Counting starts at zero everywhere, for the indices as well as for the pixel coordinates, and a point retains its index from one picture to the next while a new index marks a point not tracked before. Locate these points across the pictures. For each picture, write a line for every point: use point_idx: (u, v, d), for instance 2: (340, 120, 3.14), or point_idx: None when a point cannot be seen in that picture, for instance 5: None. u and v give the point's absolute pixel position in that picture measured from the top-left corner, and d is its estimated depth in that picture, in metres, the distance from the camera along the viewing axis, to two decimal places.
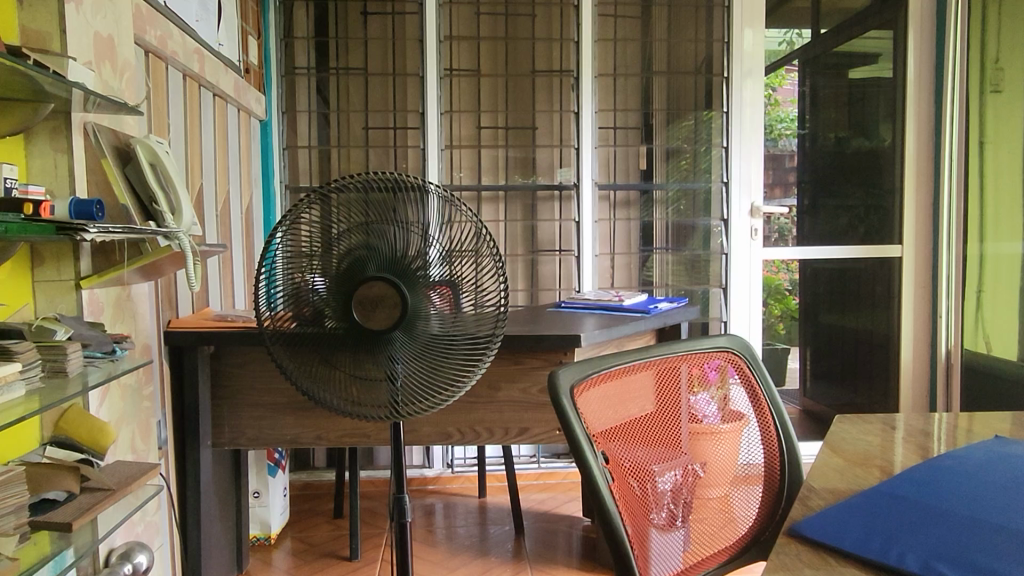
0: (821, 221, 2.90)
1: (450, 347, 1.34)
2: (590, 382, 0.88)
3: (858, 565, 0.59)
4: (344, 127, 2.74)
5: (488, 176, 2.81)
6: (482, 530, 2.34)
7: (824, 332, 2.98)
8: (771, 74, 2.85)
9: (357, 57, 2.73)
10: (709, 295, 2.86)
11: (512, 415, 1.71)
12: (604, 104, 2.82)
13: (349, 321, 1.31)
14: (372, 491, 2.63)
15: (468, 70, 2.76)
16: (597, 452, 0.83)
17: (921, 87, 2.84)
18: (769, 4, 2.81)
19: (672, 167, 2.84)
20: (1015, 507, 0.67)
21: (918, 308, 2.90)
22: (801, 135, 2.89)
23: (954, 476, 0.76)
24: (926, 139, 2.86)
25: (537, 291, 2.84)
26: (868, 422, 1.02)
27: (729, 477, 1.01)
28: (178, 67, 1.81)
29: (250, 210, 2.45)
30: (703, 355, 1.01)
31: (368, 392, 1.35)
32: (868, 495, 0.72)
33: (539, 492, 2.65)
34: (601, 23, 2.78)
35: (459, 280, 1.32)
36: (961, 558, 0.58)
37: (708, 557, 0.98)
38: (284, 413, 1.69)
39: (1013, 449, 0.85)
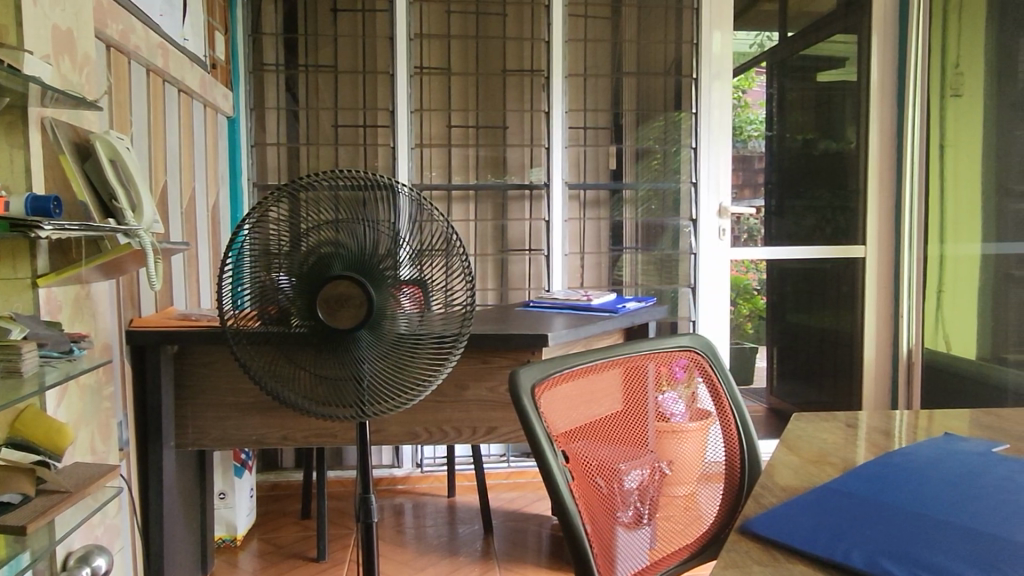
0: (787, 222, 2.94)
1: (416, 347, 1.34)
2: (553, 380, 0.88)
3: (806, 562, 0.60)
4: (314, 124, 2.72)
5: (458, 174, 2.81)
6: (451, 530, 2.33)
7: (790, 330, 3.03)
8: (741, 76, 2.88)
9: (327, 54, 2.71)
10: (678, 294, 2.87)
11: (480, 414, 1.71)
12: (575, 104, 2.83)
13: (317, 320, 1.30)
14: (340, 492, 2.61)
15: (438, 69, 2.75)
16: (557, 451, 0.83)
17: (884, 89, 2.90)
18: (738, 8, 2.85)
19: (642, 167, 2.86)
20: (962, 504, 0.68)
21: (880, 308, 2.96)
22: (768, 137, 2.93)
23: (903, 472, 0.77)
24: (889, 141, 2.92)
25: (506, 290, 2.85)
26: (827, 421, 1.04)
27: (695, 474, 1.02)
28: (141, 62, 1.78)
29: (216, 207, 2.41)
30: (666, 354, 1.02)
31: (334, 393, 1.34)
32: (819, 491, 0.73)
33: (508, 492, 2.65)
34: (571, 24, 2.79)
35: (428, 280, 1.32)
36: (905, 554, 0.59)
37: (673, 554, 0.99)
38: (250, 413, 1.67)
39: (961, 446, 0.86)
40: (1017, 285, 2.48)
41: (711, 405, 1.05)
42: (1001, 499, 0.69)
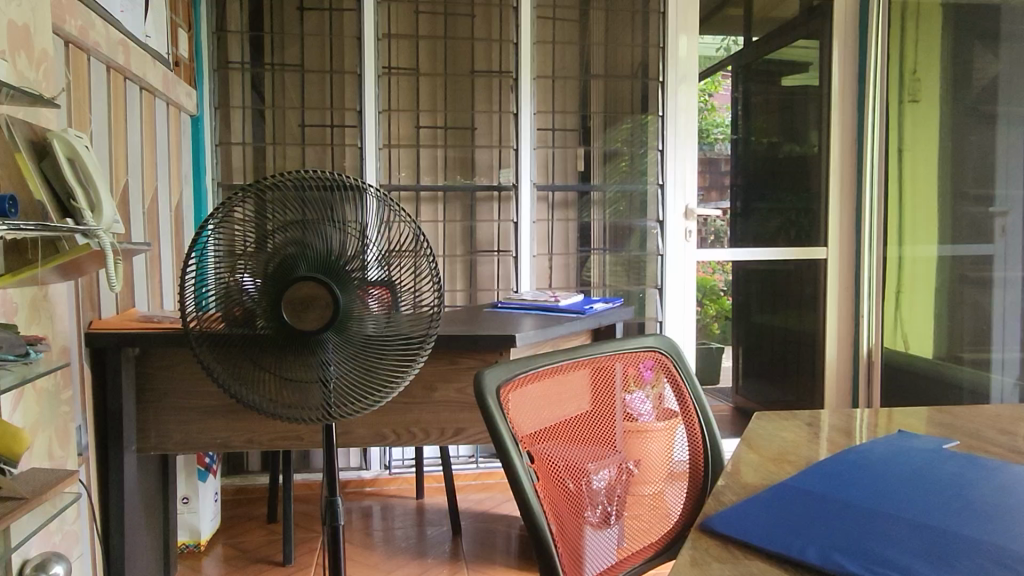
0: (752, 223, 2.98)
1: (384, 348, 1.33)
2: (518, 382, 0.88)
3: (764, 559, 0.61)
4: (280, 124, 2.69)
5: (427, 175, 2.80)
6: (420, 531, 2.32)
7: (755, 330, 3.08)
8: (707, 80, 2.92)
9: (293, 53, 2.68)
10: (646, 295, 2.90)
11: (447, 415, 1.71)
12: (543, 106, 2.84)
13: (283, 322, 1.28)
14: (307, 495, 2.59)
15: (406, 69, 2.74)
16: (522, 452, 0.83)
17: (845, 94, 2.96)
18: (704, 13, 2.89)
19: (610, 169, 2.88)
20: (914, 499, 0.70)
21: (842, 308, 3.02)
22: (733, 140, 2.98)
23: (859, 469, 0.79)
24: (849, 145, 2.98)
25: (475, 291, 2.85)
26: (787, 420, 1.06)
27: (662, 474, 1.03)
28: (101, 59, 1.74)
29: (180, 207, 2.37)
30: (630, 355, 1.03)
31: (300, 396, 1.33)
32: (777, 489, 0.74)
33: (477, 493, 2.65)
34: (539, 26, 2.81)
35: (396, 282, 1.31)
36: (857, 548, 0.60)
37: (641, 552, 1.00)
38: (214, 416, 1.65)
39: (914, 443, 0.89)
40: (972, 286, 2.56)
41: (678, 405, 1.06)
42: (951, 494, 0.71)
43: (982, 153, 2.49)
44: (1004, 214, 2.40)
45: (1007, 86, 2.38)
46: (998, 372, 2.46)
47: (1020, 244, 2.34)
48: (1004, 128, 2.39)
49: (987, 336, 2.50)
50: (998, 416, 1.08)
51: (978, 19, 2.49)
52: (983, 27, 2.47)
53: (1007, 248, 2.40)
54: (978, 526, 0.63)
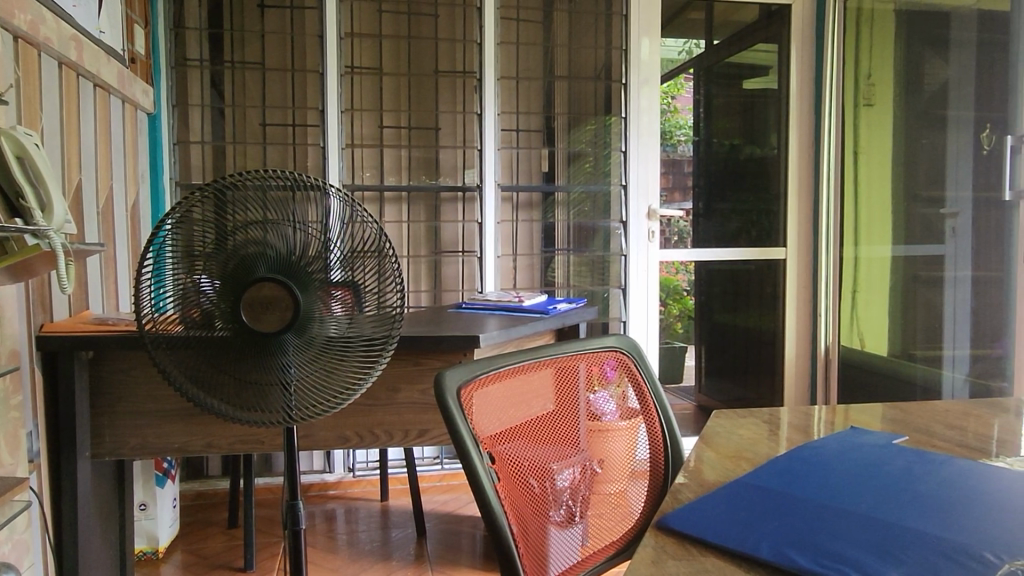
0: (714, 224, 3.02)
1: (346, 349, 1.32)
2: (479, 382, 0.87)
3: (719, 555, 0.61)
4: (240, 122, 2.65)
5: (391, 175, 2.78)
6: (384, 534, 2.31)
7: (717, 330, 3.12)
8: (670, 82, 2.96)
9: (254, 51, 2.65)
10: (609, 296, 2.92)
11: (411, 417, 1.70)
12: (507, 106, 2.84)
13: (243, 323, 1.26)
14: (269, 499, 2.55)
15: (369, 69, 2.72)
16: (483, 452, 0.82)
17: (802, 98, 3.03)
18: (666, 16, 2.92)
19: (574, 170, 2.89)
20: (863, 493, 0.71)
21: (800, 307, 3.09)
22: (695, 141, 3.01)
23: (811, 465, 0.80)
24: (807, 147, 3.05)
25: (439, 292, 2.84)
26: (745, 417, 1.07)
27: (625, 472, 1.04)
28: (53, 55, 1.69)
29: (136, 207, 2.32)
30: (592, 355, 1.03)
31: (260, 398, 1.30)
32: (734, 486, 0.75)
33: (442, 494, 2.64)
34: (503, 27, 2.81)
35: (360, 284, 1.30)
36: (809, 543, 0.61)
37: (605, 550, 1.01)
38: (171, 420, 1.62)
39: (864, 439, 0.91)
40: (924, 285, 2.61)
41: (641, 404, 1.07)
42: (898, 488, 0.73)
43: (932, 155, 2.55)
44: (954, 215, 2.45)
45: (955, 91, 2.44)
46: (948, 368, 2.51)
47: (969, 242, 2.39)
48: (953, 132, 2.45)
49: (938, 334, 2.55)
50: (947, 412, 1.11)
51: (929, 26, 2.56)
52: (934, 34, 2.53)
53: (957, 247, 2.44)
54: (924, 517, 0.65)
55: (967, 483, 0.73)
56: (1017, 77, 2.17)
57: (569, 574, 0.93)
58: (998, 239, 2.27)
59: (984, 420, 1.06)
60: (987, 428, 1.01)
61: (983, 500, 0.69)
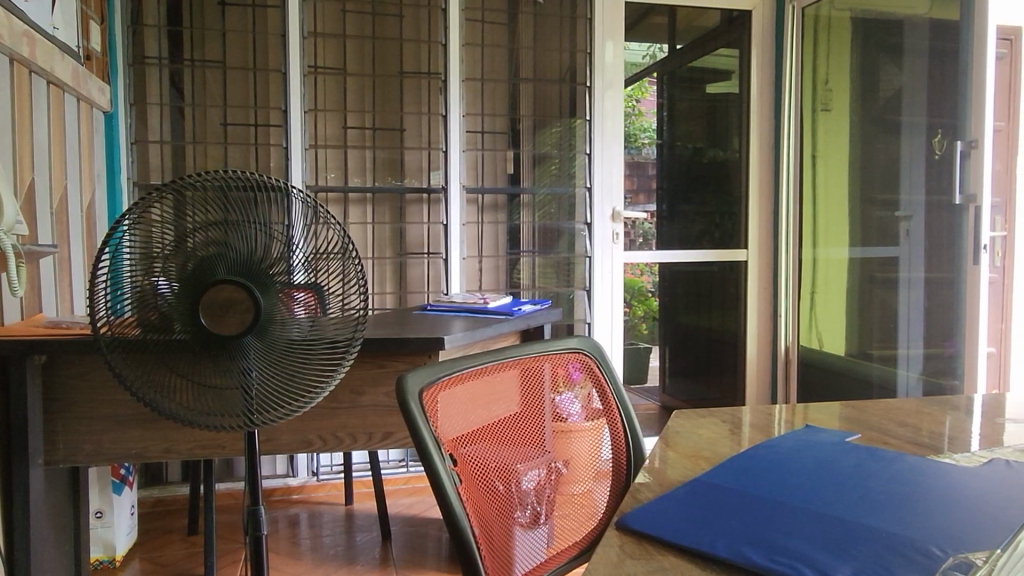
0: (678, 226, 3.06)
1: (308, 353, 1.30)
2: (441, 384, 0.87)
3: (676, 554, 0.62)
4: (200, 121, 2.61)
5: (355, 176, 2.76)
6: (349, 538, 2.29)
7: (681, 331, 3.16)
8: (634, 86, 2.99)
9: (214, 50, 2.61)
10: (574, 297, 2.93)
11: (375, 420, 1.68)
12: (472, 108, 2.84)
13: (202, 326, 1.24)
14: (230, 505, 2.51)
15: (333, 69, 2.70)
16: (445, 455, 0.82)
17: (762, 103, 3.08)
18: (629, 20, 2.95)
19: (540, 173, 2.89)
20: (817, 491, 0.73)
21: (761, 307, 3.14)
22: (659, 144, 3.05)
23: (768, 464, 0.82)
24: (767, 150, 3.11)
25: (405, 294, 2.82)
26: (705, 418, 1.09)
27: (590, 473, 1.05)
28: (4, 51, 1.64)
29: (91, 207, 2.26)
30: (555, 356, 1.03)
31: (219, 403, 1.28)
32: (691, 485, 0.76)
33: (407, 497, 2.63)
34: (468, 29, 2.81)
35: (323, 286, 1.29)
36: (764, 541, 0.62)
37: (572, 550, 1.01)
38: (129, 425, 1.58)
39: (819, 438, 0.93)
40: (879, 286, 2.67)
41: (607, 405, 1.08)
42: (851, 485, 0.74)
43: (887, 160, 2.62)
44: (907, 218, 2.52)
45: (908, 98, 2.51)
46: (902, 368, 2.57)
47: (922, 245, 2.46)
48: (907, 137, 2.52)
49: (894, 334, 2.61)
50: (901, 410, 1.14)
51: (883, 34, 2.62)
52: (888, 41, 2.60)
53: (911, 250, 2.50)
54: (873, 513, 0.66)
55: (916, 479, 0.75)
56: (966, 84, 2.25)
57: (533, 574, 0.94)
58: (949, 241, 2.34)
59: (935, 417, 1.09)
60: (937, 425, 1.04)
61: (931, 496, 0.70)
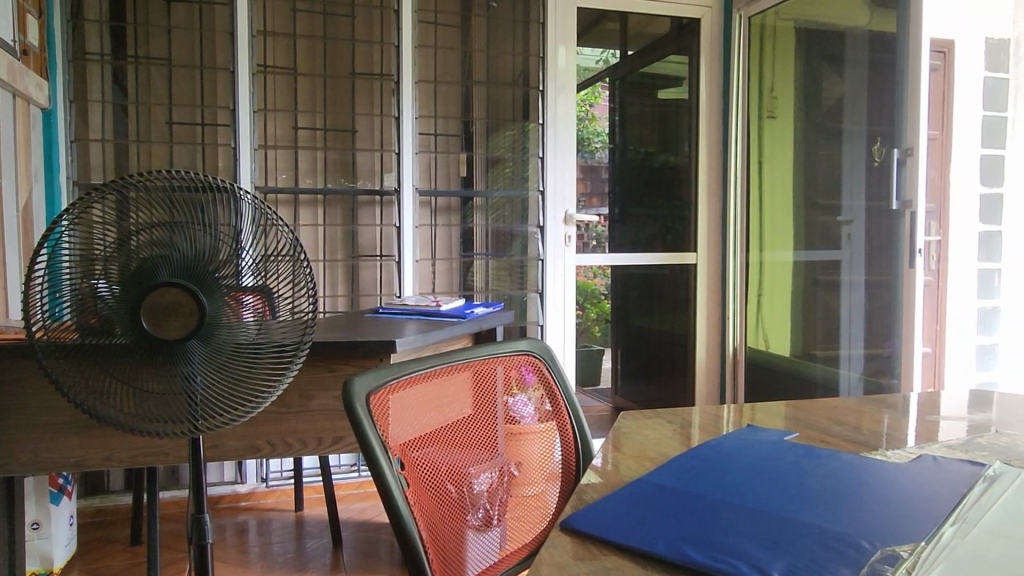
0: (629, 229, 3.10)
1: (254, 357, 1.28)
2: (389, 388, 0.86)
3: (619, 554, 0.63)
4: (144, 120, 2.54)
5: (306, 177, 2.72)
6: (299, 545, 2.25)
7: (633, 332, 3.20)
8: (587, 90, 3.02)
9: (159, 47, 2.55)
10: (527, 300, 2.95)
11: (325, 424, 1.66)
12: (424, 110, 2.83)
13: (145, 330, 1.20)
14: (175, 513, 2.45)
15: (283, 68, 2.66)
16: (392, 459, 0.81)
17: (711, 108, 3.15)
18: (582, 26, 2.98)
19: (493, 176, 2.90)
20: (756, 488, 0.75)
21: (710, 310, 3.21)
22: (611, 148, 3.08)
23: (709, 464, 0.84)
24: (716, 156, 3.18)
25: (357, 296, 2.79)
26: (652, 419, 1.10)
27: (543, 474, 1.05)
28: None
29: (28, 207, 2.19)
30: (504, 358, 1.03)
31: (162, 409, 1.24)
32: (636, 486, 0.78)
33: (359, 501, 2.60)
34: (421, 30, 2.80)
35: (272, 289, 1.27)
36: (705, 539, 0.63)
37: (525, 551, 1.02)
38: (67, 433, 1.53)
39: (759, 437, 0.95)
40: (823, 288, 2.75)
41: (560, 406, 1.09)
42: (788, 483, 0.76)
43: (830, 167, 2.69)
44: (849, 223, 2.60)
45: (849, 106, 2.59)
46: (844, 367, 2.66)
47: (862, 249, 2.53)
48: (848, 144, 2.60)
49: (836, 334, 2.69)
50: (840, 409, 1.17)
51: (825, 45, 2.70)
52: (830, 52, 2.68)
53: (852, 254, 2.59)
54: (809, 510, 0.68)
55: (850, 476, 0.78)
56: (903, 95, 2.33)
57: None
58: (888, 245, 2.41)
59: (872, 416, 1.13)
60: (872, 424, 1.08)
61: (863, 491, 0.73)
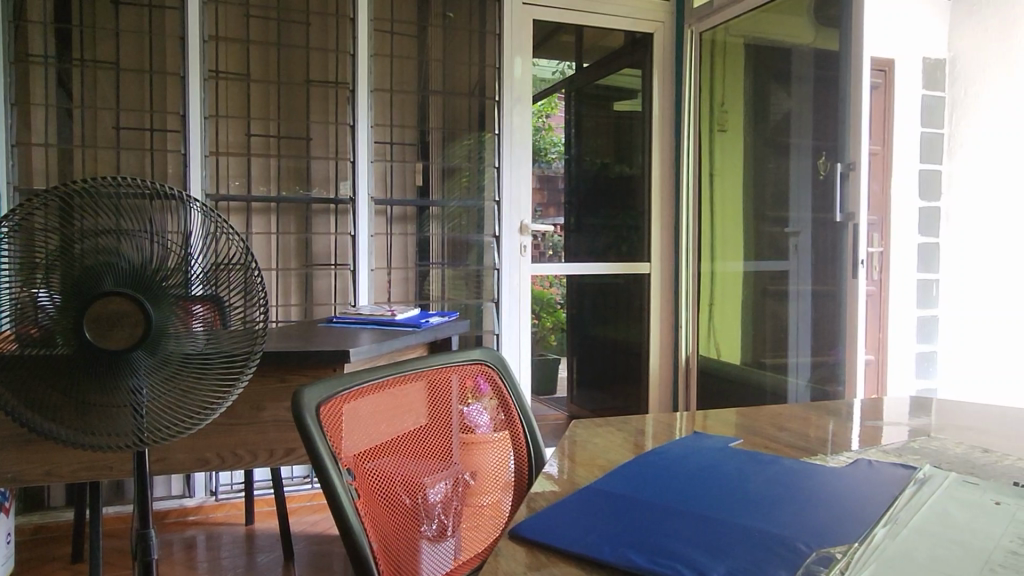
0: (585, 239, 3.13)
1: (203, 368, 1.25)
2: (341, 399, 0.86)
3: (566, 560, 0.64)
4: (91, 125, 2.48)
5: (259, 185, 2.69)
6: (249, 559, 2.21)
7: (589, 342, 3.23)
8: (544, 102, 3.05)
9: (107, 50, 2.49)
10: (483, 309, 2.95)
11: (277, 435, 1.64)
12: (381, 119, 2.82)
13: (88, 340, 1.17)
14: (120, 530, 2.38)
15: (236, 74, 2.63)
16: (342, 470, 0.80)
17: (664, 122, 3.22)
18: (538, 37, 3.02)
19: (449, 185, 2.89)
20: (699, 494, 0.76)
21: (663, 318, 3.27)
22: (567, 158, 3.12)
23: (656, 471, 0.85)
24: (668, 167, 3.24)
25: (310, 305, 2.75)
26: (603, 427, 1.12)
27: (499, 482, 1.06)
28: None
29: None
30: (457, 367, 1.04)
31: (106, 422, 1.20)
32: (584, 493, 0.78)
33: (312, 514, 2.57)
34: (377, 38, 2.80)
35: (223, 299, 1.26)
36: (650, 544, 0.64)
37: (479, 560, 1.03)
38: (5, 447, 1.48)
39: (704, 443, 0.97)
40: (771, 298, 2.82)
41: (514, 415, 1.09)
42: (730, 488, 0.78)
43: (778, 180, 2.77)
44: (796, 234, 2.67)
45: (796, 121, 2.67)
46: (792, 375, 2.73)
47: (809, 260, 2.61)
48: (795, 157, 2.67)
49: (784, 343, 2.76)
50: (786, 416, 1.20)
51: (773, 61, 2.78)
52: (777, 68, 2.76)
53: (799, 264, 2.66)
54: (749, 514, 0.70)
55: (790, 480, 0.80)
56: (846, 111, 2.40)
57: None
58: (833, 256, 2.49)
59: (816, 422, 1.16)
60: (815, 430, 1.11)
61: (801, 495, 0.75)
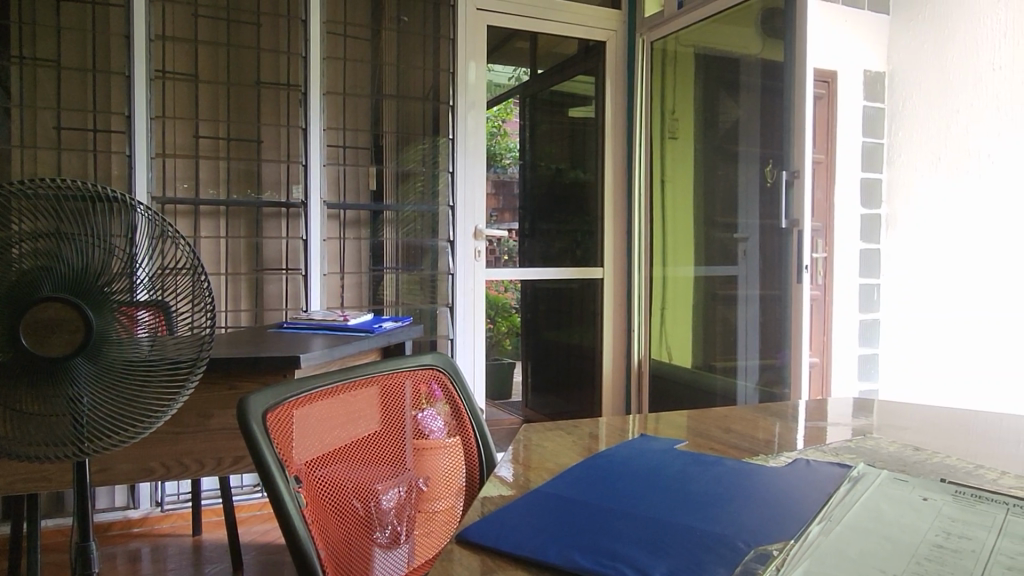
0: (538, 244, 3.16)
1: (147, 375, 1.21)
2: (289, 406, 0.84)
3: (512, 564, 0.64)
4: (30, 125, 2.40)
5: (207, 188, 2.63)
6: (196, 570, 2.16)
7: (543, 346, 3.25)
8: (499, 107, 3.07)
9: (47, 47, 2.41)
10: (438, 313, 2.92)
11: (225, 443, 1.60)
12: (333, 122, 2.79)
13: (25, 347, 1.12)
14: (59, 543, 2.30)
15: (184, 75, 2.57)
16: (290, 478, 0.79)
17: (616, 128, 3.27)
18: (492, 43, 3.04)
19: (403, 190, 2.87)
20: (642, 495, 0.78)
21: (616, 323, 3.31)
22: (522, 163, 3.14)
23: (603, 473, 0.86)
24: (621, 173, 3.29)
25: (260, 310, 2.71)
26: (554, 431, 1.12)
27: (453, 488, 1.05)
28: None
29: None
30: (407, 372, 1.03)
31: (43, 432, 1.15)
32: (531, 497, 0.79)
33: (261, 523, 2.52)
34: (329, 41, 2.77)
35: (170, 305, 1.24)
36: (595, 546, 0.65)
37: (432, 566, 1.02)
38: None
39: (650, 446, 0.99)
40: (721, 302, 2.88)
41: (467, 420, 1.09)
42: (673, 489, 0.80)
43: (727, 186, 2.83)
44: (744, 240, 2.73)
45: (744, 130, 2.74)
46: (741, 378, 2.79)
47: (756, 265, 2.67)
48: (743, 165, 2.74)
49: (733, 346, 2.82)
50: (733, 418, 1.23)
51: (722, 71, 2.84)
52: (726, 78, 2.83)
53: (748, 269, 2.72)
54: (691, 514, 0.72)
55: (731, 480, 0.82)
56: (790, 121, 2.48)
57: None
58: (778, 261, 2.55)
59: (761, 424, 1.19)
60: (759, 432, 1.14)
61: (741, 494, 0.77)
